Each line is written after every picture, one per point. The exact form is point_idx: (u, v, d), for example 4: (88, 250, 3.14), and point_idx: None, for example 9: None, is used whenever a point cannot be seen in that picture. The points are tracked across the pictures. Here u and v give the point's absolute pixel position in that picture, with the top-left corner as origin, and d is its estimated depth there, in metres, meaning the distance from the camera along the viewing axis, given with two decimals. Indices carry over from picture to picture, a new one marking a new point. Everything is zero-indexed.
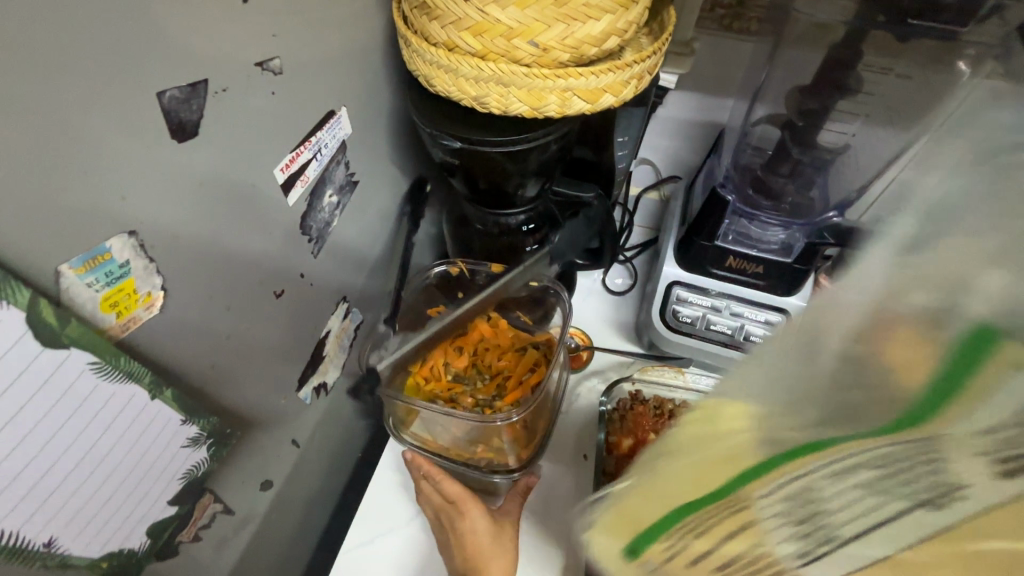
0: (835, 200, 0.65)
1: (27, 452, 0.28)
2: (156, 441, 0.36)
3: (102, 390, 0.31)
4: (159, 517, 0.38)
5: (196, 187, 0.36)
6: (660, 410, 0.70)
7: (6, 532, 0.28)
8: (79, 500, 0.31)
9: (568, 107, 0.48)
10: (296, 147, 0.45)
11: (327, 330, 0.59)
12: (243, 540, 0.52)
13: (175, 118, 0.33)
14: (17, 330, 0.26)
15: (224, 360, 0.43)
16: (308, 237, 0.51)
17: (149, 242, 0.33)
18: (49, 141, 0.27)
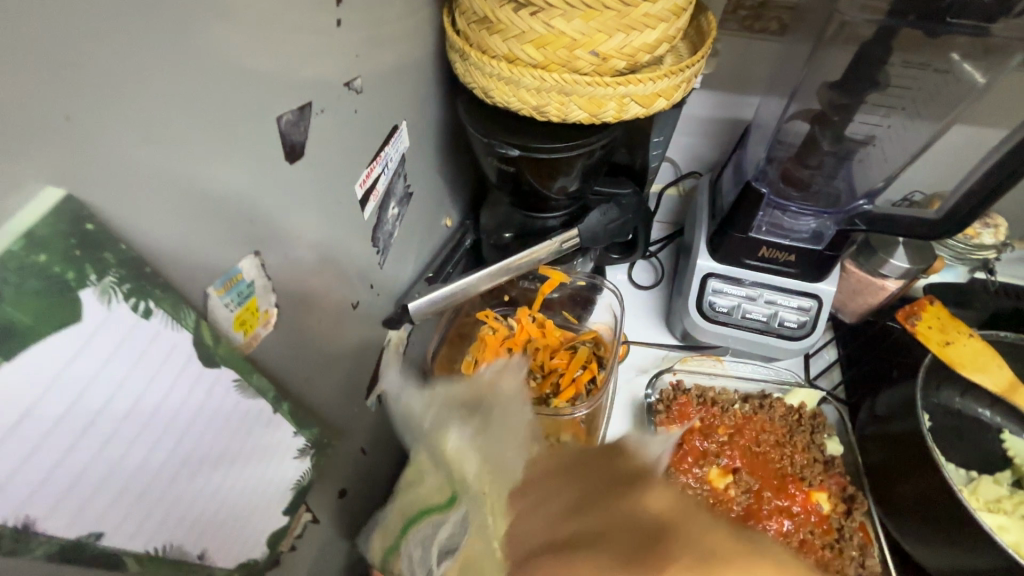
0: (862, 190, 0.68)
1: (186, 472, 0.29)
2: (276, 452, 0.37)
3: (240, 408, 0.32)
4: (275, 526, 0.39)
5: (299, 207, 0.38)
6: (703, 398, 0.73)
7: (171, 546, 0.29)
8: (221, 514, 0.32)
9: (625, 112, 0.50)
10: (370, 162, 0.47)
11: (387, 338, 0.60)
12: (322, 548, 0.54)
13: (289, 141, 0.35)
14: (185, 354, 0.27)
15: (310, 372, 0.44)
16: (376, 248, 0.53)
17: (266, 262, 0.35)
18: (206, 171, 0.28)
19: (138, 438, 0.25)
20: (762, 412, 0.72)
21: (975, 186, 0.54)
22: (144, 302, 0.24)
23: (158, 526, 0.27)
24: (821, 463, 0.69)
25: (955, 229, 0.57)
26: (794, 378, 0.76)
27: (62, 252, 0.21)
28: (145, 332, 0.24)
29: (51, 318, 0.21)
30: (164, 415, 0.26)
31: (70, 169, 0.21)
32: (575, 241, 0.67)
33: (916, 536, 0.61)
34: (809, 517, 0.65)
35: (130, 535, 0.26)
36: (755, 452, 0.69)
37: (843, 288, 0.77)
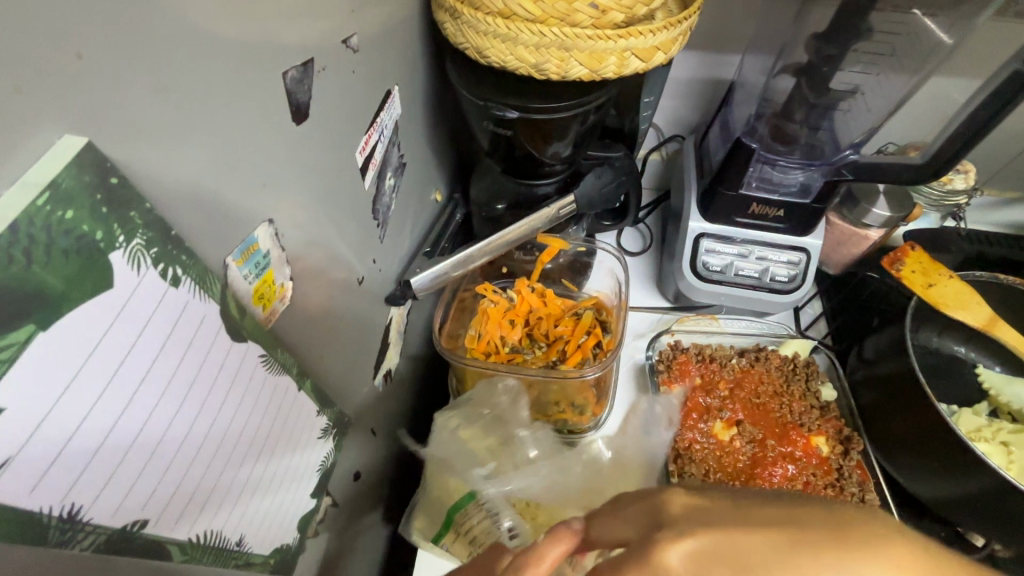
0: (845, 142, 0.70)
1: (221, 455, 0.27)
2: (301, 434, 0.35)
3: (268, 385, 0.30)
4: (305, 510, 0.38)
5: (303, 172, 0.36)
6: (702, 355, 0.75)
7: (212, 533, 0.27)
8: (257, 499, 0.31)
9: (625, 67, 0.49)
10: (367, 129, 0.45)
11: (389, 315, 0.58)
12: (342, 533, 0.53)
13: (293, 101, 0.33)
14: (214, 327, 0.25)
15: (321, 351, 0.43)
16: (376, 221, 0.51)
17: (279, 231, 0.33)
18: (215, 128, 0.26)
19: (176, 418, 0.23)
20: (758, 364, 0.74)
21: (956, 129, 0.55)
22: (173, 269, 0.22)
23: (198, 513, 0.26)
24: (817, 409, 0.71)
25: (937, 173, 0.58)
26: (785, 331, 0.79)
27: (88, 208, 0.19)
28: (177, 301, 0.23)
29: (83, 284, 0.18)
30: (198, 394, 0.25)
31: (86, 114, 0.19)
32: (571, 207, 0.67)
33: (910, 469, 0.64)
34: (811, 461, 0.68)
35: (174, 523, 0.24)
36: (756, 403, 0.71)
37: (828, 240, 0.79)
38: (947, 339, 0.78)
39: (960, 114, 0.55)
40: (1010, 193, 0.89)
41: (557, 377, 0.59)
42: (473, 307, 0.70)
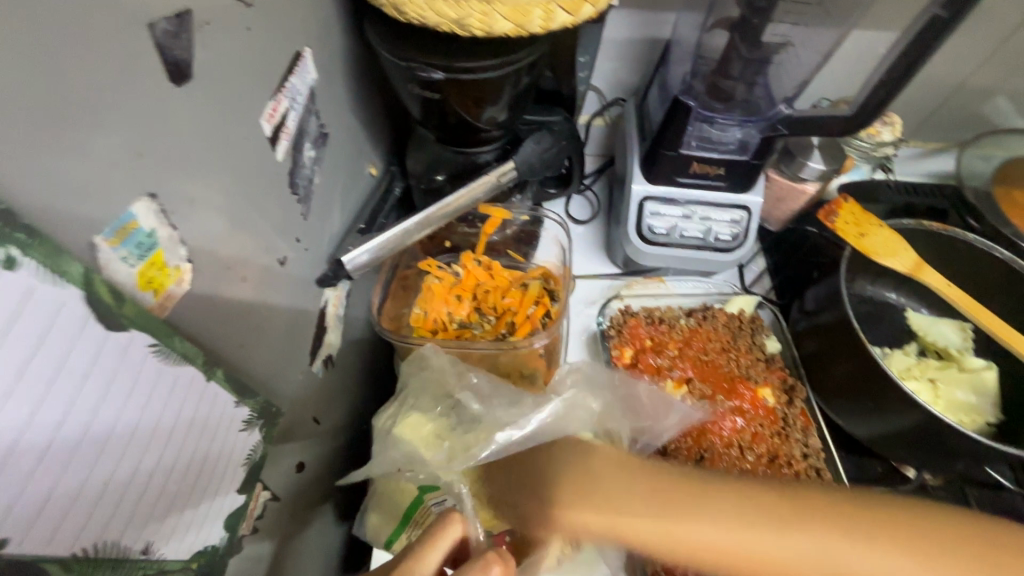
0: (779, 96, 0.70)
1: (110, 459, 0.24)
2: (218, 428, 0.32)
3: (163, 376, 0.27)
4: (232, 507, 0.35)
5: (196, 142, 0.32)
6: (652, 318, 0.76)
7: (106, 544, 0.25)
8: (163, 500, 0.28)
9: (552, 21, 0.47)
10: (276, 94, 0.41)
11: (324, 298, 0.55)
12: (290, 527, 0.51)
13: (170, 58, 0.29)
14: (77, 315, 0.22)
15: (241, 338, 0.40)
16: (296, 196, 0.47)
17: (166, 207, 0.30)
18: (61, 84, 0.22)
19: (34, 419, 0.20)
20: (705, 323, 0.75)
21: (883, 77, 0.55)
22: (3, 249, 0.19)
23: (82, 524, 0.23)
24: (762, 361, 0.74)
25: (866, 123, 0.59)
26: (731, 288, 0.80)
27: None
28: (15, 287, 0.19)
29: None
30: (63, 393, 0.22)
31: None
32: (513, 173, 0.64)
33: (848, 411, 0.67)
34: (758, 412, 0.69)
35: (48, 537, 0.21)
36: (704, 360, 0.73)
37: (768, 197, 0.80)
38: (879, 286, 0.82)
39: (885, 63, 0.55)
40: (932, 144, 0.93)
41: (506, 348, 0.58)
42: (417, 284, 0.68)
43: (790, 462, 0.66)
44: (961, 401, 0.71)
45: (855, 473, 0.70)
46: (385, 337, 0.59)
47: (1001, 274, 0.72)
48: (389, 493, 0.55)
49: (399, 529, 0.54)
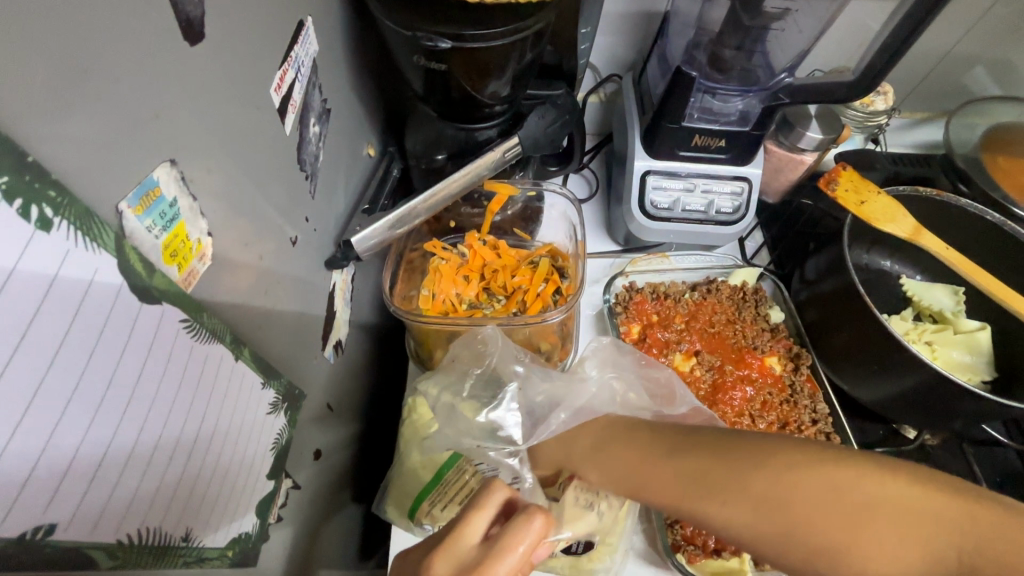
0: (778, 66, 0.70)
1: (148, 439, 0.23)
2: (247, 410, 0.31)
3: (196, 354, 0.26)
4: (263, 494, 0.34)
5: (210, 109, 0.30)
6: (657, 293, 0.76)
7: (149, 530, 0.23)
8: (201, 485, 0.27)
9: None
10: (282, 63, 0.39)
11: (332, 282, 0.54)
12: (309, 516, 0.49)
13: (182, 14, 0.27)
14: (111, 286, 0.20)
15: (258, 318, 0.38)
16: (304, 173, 0.45)
17: (186, 175, 0.28)
18: (79, 34, 0.20)
19: (75, 395, 0.19)
20: (710, 296, 0.76)
21: (885, 40, 0.55)
22: (38, 208, 0.17)
23: (126, 508, 0.22)
24: (768, 331, 0.75)
25: (866, 90, 0.59)
26: (732, 261, 0.80)
27: None
28: (51, 251, 0.18)
29: None
30: (104, 369, 0.20)
31: None
32: (517, 149, 0.63)
33: (853, 376, 0.69)
34: (767, 380, 0.71)
35: (93, 524, 0.20)
36: (711, 332, 0.74)
37: (766, 168, 0.80)
38: (874, 255, 0.84)
39: (887, 27, 0.56)
40: (921, 113, 0.94)
41: (520, 325, 0.58)
42: (423, 266, 0.66)
43: (800, 428, 0.67)
44: (957, 360, 0.74)
45: (859, 436, 0.72)
46: (397, 315, 0.58)
47: (993, 238, 0.75)
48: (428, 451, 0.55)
49: (422, 496, 0.53)
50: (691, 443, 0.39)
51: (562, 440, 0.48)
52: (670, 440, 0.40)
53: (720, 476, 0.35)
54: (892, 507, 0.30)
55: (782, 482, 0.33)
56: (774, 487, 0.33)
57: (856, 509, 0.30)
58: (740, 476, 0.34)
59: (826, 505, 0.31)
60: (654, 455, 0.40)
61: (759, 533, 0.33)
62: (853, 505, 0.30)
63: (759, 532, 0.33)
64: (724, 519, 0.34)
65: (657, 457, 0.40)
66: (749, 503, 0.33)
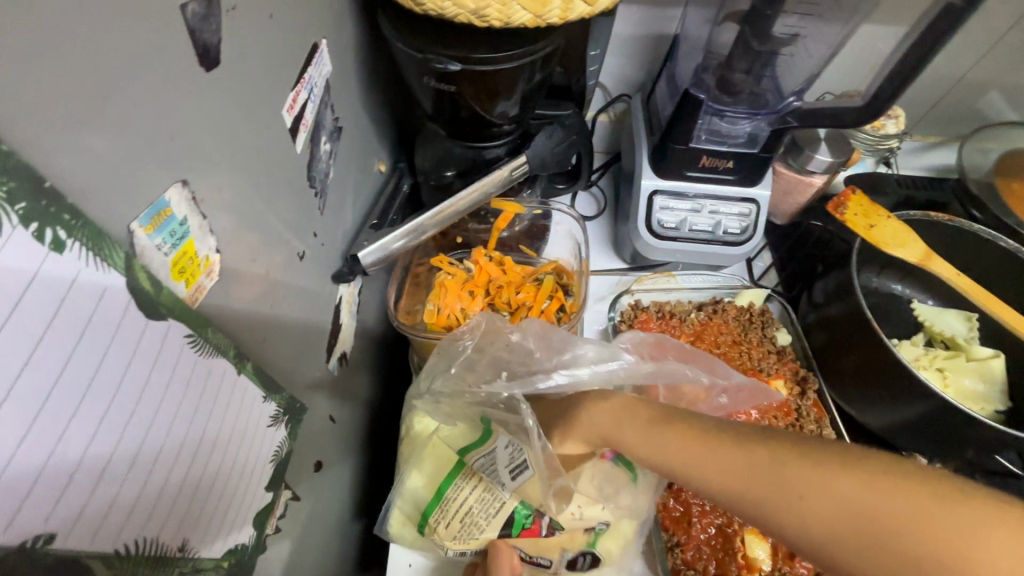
0: (787, 88, 0.71)
1: (149, 449, 0.24)
2: (246, 422, 0.32)
3: (200, 368, 0.27)
4: (260, 506, 0.35)
5: (222, 131, 0.31)
6: (662, 312, 0.76)
7: (146, 541, 0.24)
8: (199, 495, 0.28)
9: (570, 11, 0.47)
10: (295, 85, 0.41)
11: (338, 296, 0.54)
12: (307, 531, 0.50)
13: (201, 42, 0.28)
14: (120, 302, 0.21)
15: (265, 331, 0.39)
16: (314, 189, 0.47)
17: (197, 194, 0.29)
18: (101, 66, 0.22)
19: (80, 408, 0.20)
20: (716, 316, 0.76)
21: (893, 66, 0.55)
22: (54, 232, 0.18)
23: (125, 519, 0.22)
24: (774, 353, 0.74)
25: (875, 114, 0.59)
26: (739, 282, 0.80)
27: None
28: (65, 270, 0.19)
29: None
30: (108, 383, 0.21)
31: None
32: (525, 167, 0.64)
33: (860, 404, 0.68)
34: (772, 403, 0.70)
35: (93, 532, 0.21)
36: (716, 353, 0.73)
37: (775, 190, 0.80)
38: (885, 278, 0.83)
39: (894, 54, 0.56)
40: (931, 138, 0.94)
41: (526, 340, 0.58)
42: (430, 280, 0.67)
43: None
44: (969, 389, 0.73)
45: None
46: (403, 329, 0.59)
47: (1006, 266, 0.73)
48: (430, 467, 0.54)
49: (426, 512, 0.52)
50: (764, 435, 0.34)
51: (607, 416, 0.44)
52: (734, 428, 0.36)
53: (797, 469, 0.31)
54: (1001, 534, 0.25)
55: (872, 490, 0.28)
56: (858, 491, 0.29)
57: (958, 523, 0.26)
58: (819, 473, 0.30)
59: (922, 516, 0.27)
60: (715, 432, 0.36)
61: (838, 540, 0.29)
62: (963, 522, 0.26)
63: (839, 540, 0.29)
64: (797, 521, 0.30)
65: (718, 442, 0.35)
66: (834, 503, 0.29)
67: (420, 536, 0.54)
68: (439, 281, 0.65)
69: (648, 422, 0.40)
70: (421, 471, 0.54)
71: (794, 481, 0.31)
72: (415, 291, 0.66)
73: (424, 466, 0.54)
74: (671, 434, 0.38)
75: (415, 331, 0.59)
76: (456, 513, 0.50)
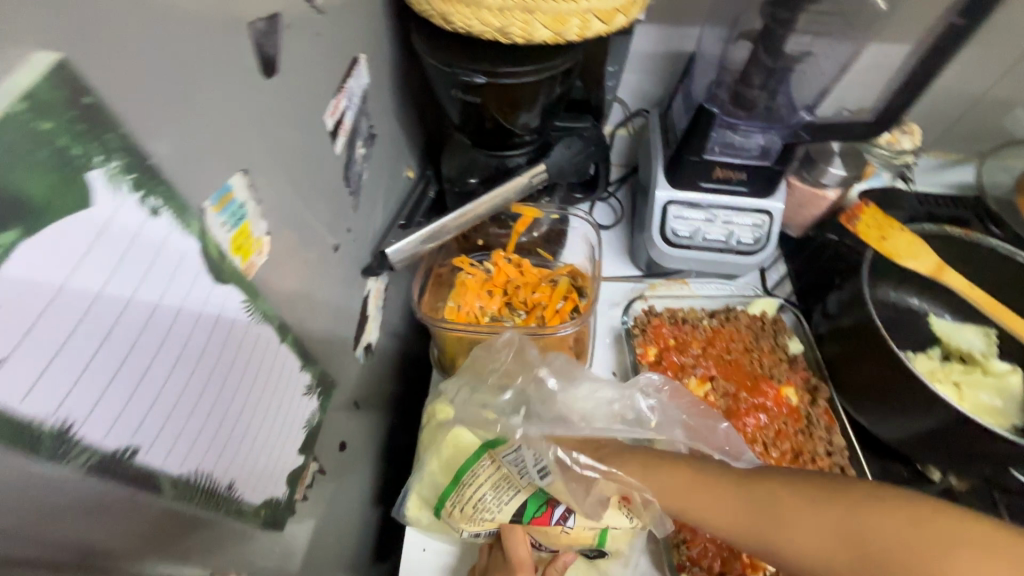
0: (799, 103, 0.73)
1: (209, 394, 0.28)
2: (285, 387, 0.35)
3: (252, 332, 0.31)
4: (293, 467, 0.38)
5: (275, 130, 0.36)
6: (675, 319, 0.78)
7: (203, 474, 0.28)
8: (245, 445, 0.32)
9: (588, 29, 0.51)
10: (336, 93, 0.45)
11: (366, 289, 0.59)
12: (329, 507, 0.53)
13: (263, 52, 0.33)
14: (196, 264, 0.26)
15: (303, 312, 0.43)
16: (349, 188, 0.51)
17: (253, 183, 0.33)
18: (190, 69, 0.26)
19: (161, 348, 0.24)
20: (728, 323, 0.77)
21: (901, 83, 0.57)
22: (151, 200, 0.23)
23: (188, 450, 0.26)
24: (786, 361, 0.75)
25: (885, 128, 0.61)
26: (753, 292, 0.82)
27: (65, 123, 0.19)
28: (157, 230, 0.23)
29: (64, 198, 0.19)
30: (182, 332, 0.25)
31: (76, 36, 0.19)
32: (544, 175, 0.68)
33: (873, 413, 0.68)
34: (782, 410, 0.70)
35: (165, 454, 0.25)
36: (727, 359, 0.74)
37: (789, 203, 0.82)
38: (903, 293, 0.83)
39: (902, 71, 0.58)
40: (953, 155, 0.94)
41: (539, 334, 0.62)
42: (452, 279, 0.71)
43: (813, 460, 0.66)
44: (986, 404, 0.72)
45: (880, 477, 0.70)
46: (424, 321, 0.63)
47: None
48: (446, 455, 0.56)
49: (443, 496, 0.55)
50: (757, 478, 0.46)
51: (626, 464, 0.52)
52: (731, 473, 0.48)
53: (796, 510, 0.42)
54: (968, 548, 0.35)
55: (857, 520, 0.39)
56: (851, 523, 0.39)
57: (934, 547, 0.36)
58: (812, 510, 0.41)
59: (909, 543, 0.37)
60: (723, 481, 0.47)
61: (831, 568, 0.39)
62: (937, 541, 0.36)
63: (832, 568, 0.39)
64: (797, 551, 0.41)
65: (717, 487, 0.47)
66: (829, 531, 0.40)
67: (436, 520, 0.57)
68: (461, 280, 0.69)
69: (644, 467, 0.51)
70: (438, 458, 0.57)
71: (791, 514, 0.42)
72: (438, 289, 0.70)
73: (440, 453, 0.57)
74: (678, 474, 0.50)
75: (435, 323, 0.62)
76: (470, 498, 0.53)
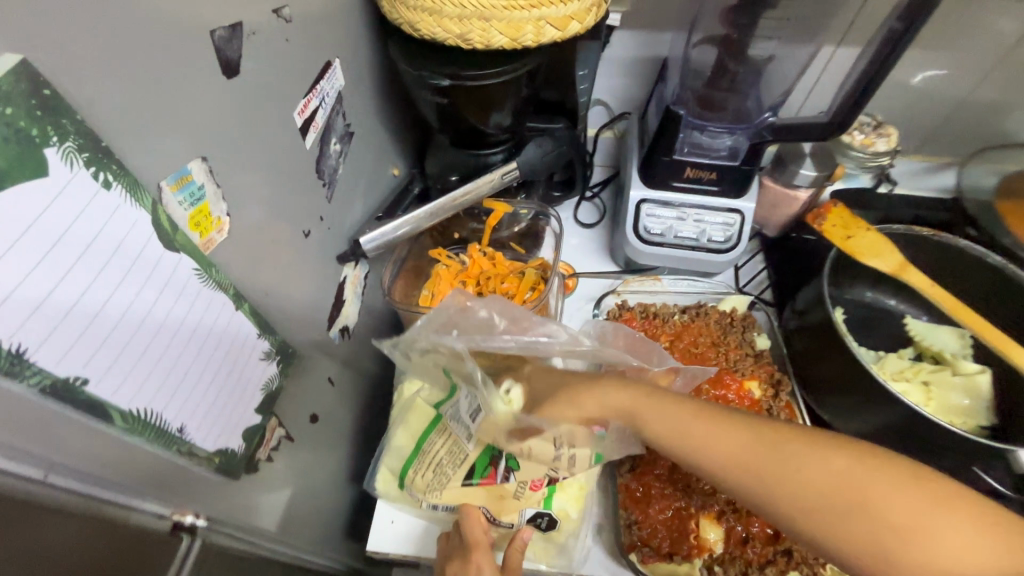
0: (768, 104, 0.76)
1: (157, 345, 0.33)
2: (240, 351, 0.41)
3: (204, 296, 0.36)
4: (251, 424, 0.43)
5: (240, 125, 0.41)
6: (646, 312, 0.80)
7: (152, 412, 0.33)
8: (197, 395, 0.37)
9: (542, 35, 0.55)
10: (307, 93, 0.50)
11: (342, 275, 0.63)
12: (300, 474, 0.57)
13: (223, 56, 0.38)
14: (145, 233, 0.32)
15: (271, 289, 0.48)
16: (322, 181, 0.56)
17: (213, 169, 0.38)
18: (143, 69, 0.31)
19: (108, 299, 0.30)
20: (699, 319, 0.79)
21: (852, 84, 0.59)
22: (104, 175, 0.29)
23: (137, 389, 0.32)
24: (751, 356, 0.77)
25: (839, 129, 0.63)
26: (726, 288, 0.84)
27: (25, 109, 0.25)
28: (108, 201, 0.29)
29: (23, 167, 0.25)
30: (129, 289, 0.31)
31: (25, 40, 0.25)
32: (515, 173, 0.72)
33: (832, 408, 0.70)
34: (743, 402, 0.71)
35: (112, 388, 0.30)
36: (694, 352, 0.76)
37: (763, 203, 0.84)
38: (879, 293, 0.84)
39: (854, 74, 0.60)
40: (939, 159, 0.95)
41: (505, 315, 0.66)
42: (429, 270, 0.76)
43: None
44: (955, 404, 0.73)
45: None
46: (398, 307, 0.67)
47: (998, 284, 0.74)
48: (413, 425, 0.63)
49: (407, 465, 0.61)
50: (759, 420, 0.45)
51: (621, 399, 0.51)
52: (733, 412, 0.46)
53: (795, 449, 0.41)
54: (961, 520, 0.36)
55: (864, 474, 0.39)
56: (852, 471, 0.39)
57: (930, 506, 0.37)
58: (809, 457, 0.41)
59: (892, 499, 0.37)
60: (721, 417, 0.46)
61: (816, 516, 0.39)
62: (935, 501, 0.37)
63: (818, 514, 0.39)
64: (792, 487, 0.40)
65: (727, 424, 0.45)
66: (831, 478, 0.39)
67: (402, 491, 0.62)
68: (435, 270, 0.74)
69: (648, 398, 0.50)
70: (406, 430, 0.64)
71: (790, 456, 0.41)
72: (415, 279, 0.75)
73: (409, 425, 0.64)
74: (678, 409, 0.48)
75: (406, 309, 0.67)
76: (431, 462, 0.59)
